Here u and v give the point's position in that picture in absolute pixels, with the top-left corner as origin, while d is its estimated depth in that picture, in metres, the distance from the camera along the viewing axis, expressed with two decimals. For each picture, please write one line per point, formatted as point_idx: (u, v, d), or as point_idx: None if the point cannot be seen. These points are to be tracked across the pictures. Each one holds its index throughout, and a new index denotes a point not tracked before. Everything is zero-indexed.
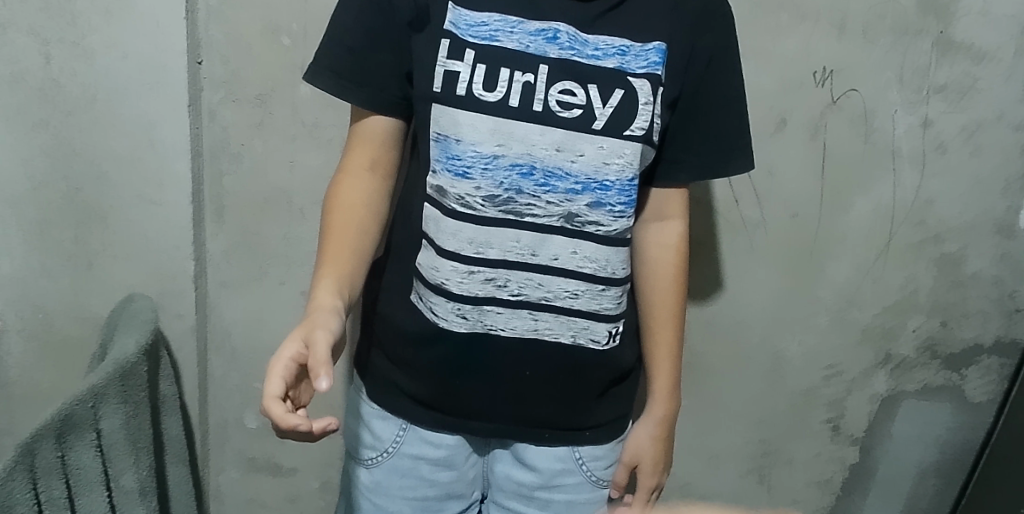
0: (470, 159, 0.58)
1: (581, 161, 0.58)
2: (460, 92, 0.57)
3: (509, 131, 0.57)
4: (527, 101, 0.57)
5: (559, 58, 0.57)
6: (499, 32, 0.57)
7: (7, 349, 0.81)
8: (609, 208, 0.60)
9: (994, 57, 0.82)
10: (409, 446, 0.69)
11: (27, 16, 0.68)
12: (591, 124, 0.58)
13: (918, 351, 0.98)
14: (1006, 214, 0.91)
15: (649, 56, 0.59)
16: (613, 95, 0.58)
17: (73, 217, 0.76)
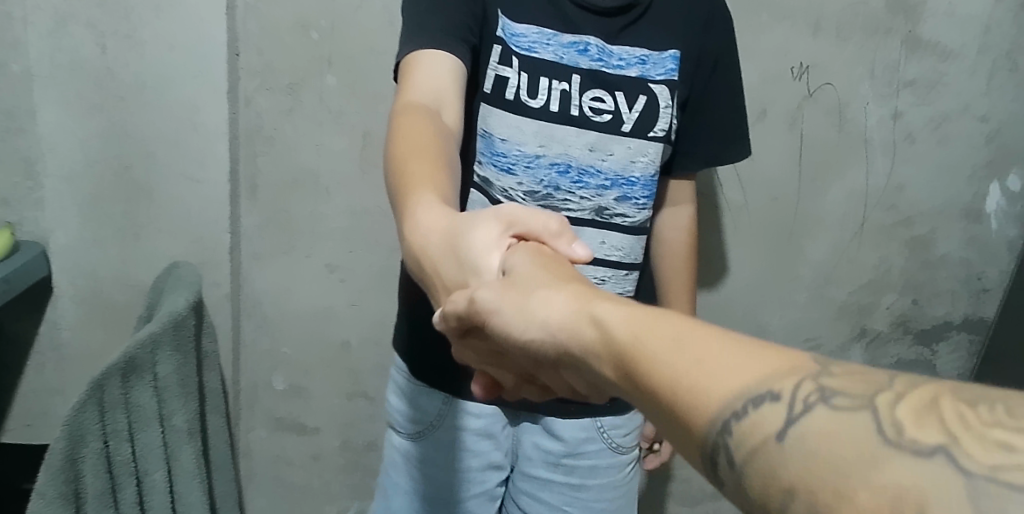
0: (514, 156, 0.64)
1: (610, 159, 0.65)
2: (508, 97, 0.63)
3: (549, 133, 0.64)
4: (565, 107, 0.64)
5: (590, 68, 0.64)
6: (537, 44, 0.63)
7: (60, 311, 0.90)
8: (634, 201, 0.67)
9: (957, 55, 0.92)
10: (451, 417, 0.74)
11: (86, 11, 0.77)
12: (619, 128, 0.65)
13: (892, 326, 1.06)
14: (973, 199, 1.00)
15: (666, 63, 0.66)
16: (638, 100, 0.65)
17: (123, 193, 0.85)
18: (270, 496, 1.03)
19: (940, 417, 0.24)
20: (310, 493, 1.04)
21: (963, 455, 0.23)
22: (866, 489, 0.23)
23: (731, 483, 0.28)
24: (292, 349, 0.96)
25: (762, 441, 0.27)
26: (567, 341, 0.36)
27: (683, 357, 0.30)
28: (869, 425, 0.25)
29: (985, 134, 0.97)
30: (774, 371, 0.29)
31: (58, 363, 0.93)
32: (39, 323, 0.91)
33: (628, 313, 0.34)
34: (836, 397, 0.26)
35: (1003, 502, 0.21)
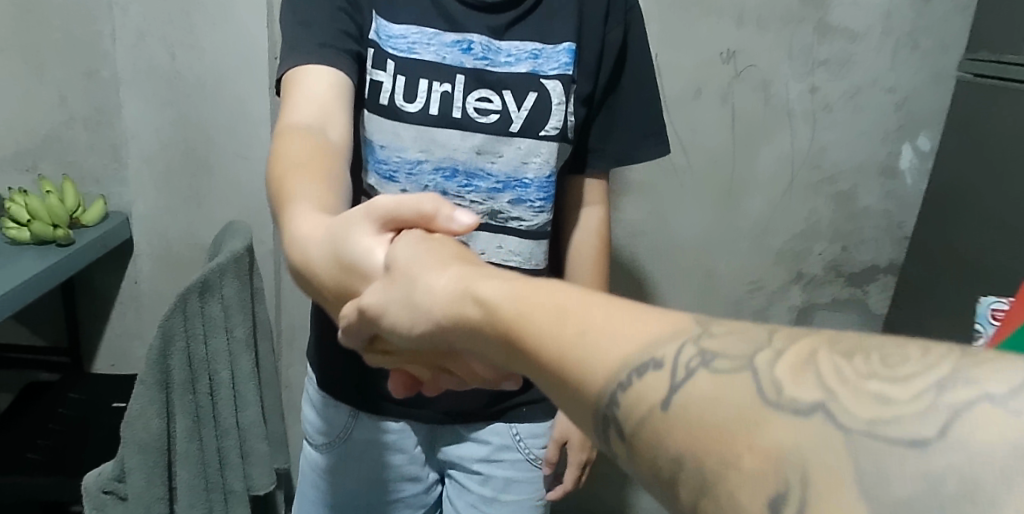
0: (396, 163, 0.67)
1: (499, 162, 0.67)
2: (384, 101, 0.66)
3: (431, 138, 0.66)
4: (446, 109, 0.66)
5: (474, 68, 0.66)
6: (417, 44, 0.66)
7: (140, 268, 1.13)
8: (530, 204, 0.69)
9: (864, 36, 1.11)
10: (360, 431, 0.76)
11: (162, 28, 1.02)
12: (508, 128, 0.67)
13: (825, 270, 1.25)
14: (888, 158, 1.18)
15: (560, 57, 0.67)
16: (528, 97, 0.67)
17: (187, 169, 1.07)
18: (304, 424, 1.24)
19: (816, 371, 0.24)
20: None
21: (840, 407, 0.23)
22: (749, 454, 0.23)
23: (626, 451, 0.28)
24: None
25: (649, 411, 0.26)
26: (459, 327, 0.35)
27: (569, 334, 0.29)
28: (750, 387, 0.24)
29: (895, 102, 1.15)
30: (655, 336, 0.28)
31: (135, 309, 1.16)
32: (124, 275, 1.14)
33: (516, 293, 0.32)
34: (715, 361, 0.26)
35: (880, 454, 0.21)
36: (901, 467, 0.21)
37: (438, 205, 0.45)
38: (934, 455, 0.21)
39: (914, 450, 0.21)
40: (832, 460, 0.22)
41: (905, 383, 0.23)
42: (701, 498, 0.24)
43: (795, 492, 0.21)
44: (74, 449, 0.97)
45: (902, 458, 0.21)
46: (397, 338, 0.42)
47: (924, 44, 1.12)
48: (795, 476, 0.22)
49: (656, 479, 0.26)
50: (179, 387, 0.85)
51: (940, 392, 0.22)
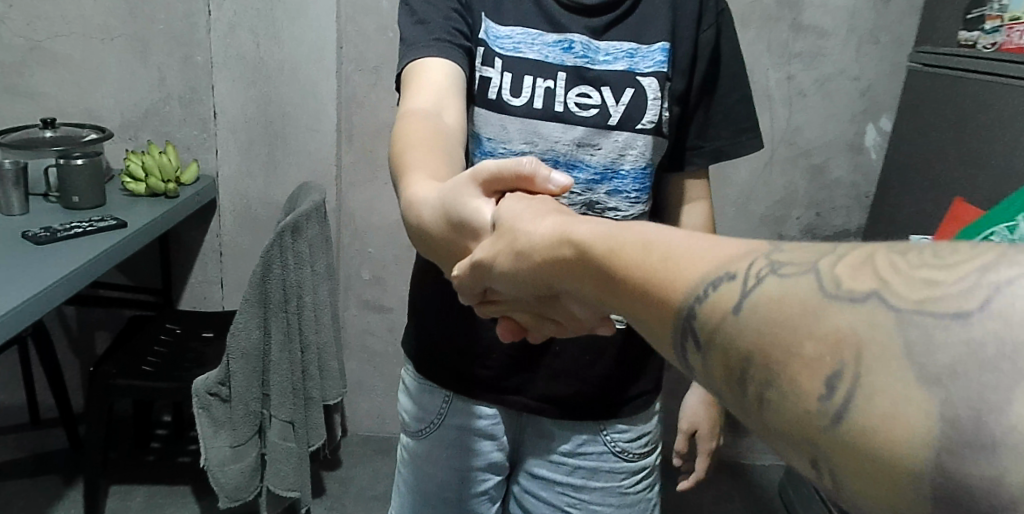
0: (501, 154, 0.64)
1: (597, 154, 0.63)
2: (491, 96, 0.63)
3: (535, 130, 0.63)
4: (549, 104, 0.62)
5: (574, 65, 0.62)
6: (521, 43, 0.63)
7: (223, 224, 1.34)
8: (625, 194, 0.65)
9: (833, 33, 1.32)
10: (454, 417, 0.69)
11: (247, 20, 1.22)
12: (605, 122, 0.63)
13: (803, 233, 1.46)
14: (855, 137, 1.39)
15: (655, 56, 0.63)
16: (624, 93, 0.62)
17: (266, 139, 1.29)
18: (360, 360, 1.45)
19: (874, 267, 0.22)
20: (385, 360, 1.44)
21: (893, 293, 0.21)
22: (809, 340, 0.22)
23: (702, 359, 0.27)
24: (375, 248, 1.36)
25: (720, 320, 0.25)
26: (557, 268, 0.35)
27: (652, 261, 0.29)
28: (809, 286, 0.23)
29: (861, 89, 1.36)
30: (732, 254, 0.27)
31: (218, 258, 1.37)
32: (211, 227, 1.35)
33: (602, 226, 0.32)
34: (782, 268, 0.24)
35: (926, 328, 0.20)
36: (943, 339, 0.19)
37: (535, 164, 0.45)
38: (977, 325, 0.19)
39: (955, 324, 0.19)
40: (886, 341, 0.20)
41: (950, 268, 0.21)
42: (765, 388, 0.23)
43: (848, 369, 0.20)
44: (179, 363, 1.19)
45: (945, 328, 0.19)
46: (507, 285, 0.42)
47: (885, 41, 1.33)
48: (850, 356, 0.21)
49: (726, 383, 0.25)
50: (272, 308, 1.07)
51: (985, 273, 0.20)
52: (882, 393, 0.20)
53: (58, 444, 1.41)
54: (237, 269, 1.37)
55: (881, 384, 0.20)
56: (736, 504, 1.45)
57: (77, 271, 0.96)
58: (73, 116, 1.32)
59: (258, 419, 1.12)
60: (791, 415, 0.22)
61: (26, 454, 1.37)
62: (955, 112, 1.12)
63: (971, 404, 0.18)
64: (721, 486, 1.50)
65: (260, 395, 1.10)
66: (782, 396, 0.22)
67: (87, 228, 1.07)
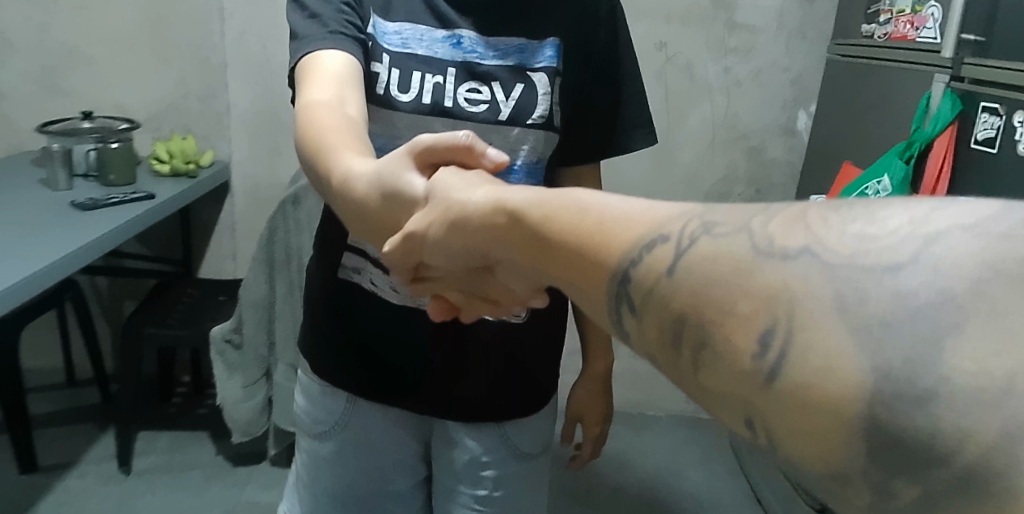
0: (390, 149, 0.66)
1: (489, 149, 0.67)
2: (379, 92, 0.65)
3: (424, 126, 0.66)
4: (438, 98, 0.65)
5: (463, 61, 0.66)
6: (410, 40, 0.65)
7: (236, 203, 1.54)
8: (517, 185, 0.68)
9: (765, 30, 1.50)
10: (357, 418, 0.69)
11: (254, 25, 1.41)
12: (496, 118, 0.66)
13: (745, 207, 1.64)
14: (787, 120, 1.57)
15: (544, 51, 0.67)
16: (515, 88, 0.66)
17: (271, 127, 1.48)
18: None
19: (806, 223, 0.21)
20: None
21: (825, 247, 0.20)
22: (743, 297, 0.21)
23: (640, 326, 0.25)
24: None
25: (657, 281, 0.24)
26: (492, 240, 0.32)
27: (589, 225, 0.27)
28: (743, 246, 0.22)
29: (791, 79, 1.54)
30: (667, 216, 0.26)
31: (230, 234, 1.57)
32: (224, 207, 1.54)
33: (539, 194, 0.30)
34: (717, 229, 0.23)
35: (854, 279, 0.19)
36: (873, 289, 0.18)
37: (473, 139, 0.41)
38: (909, 274, 0.18)
39: (885, 275, 0.19)
40: (816, 295, 0.19)
41: (882, 223, 0.20)
42: (699, 347, 0.22)
43: (781, 323, 0.19)
44: (205, 314, 1.40)
45: (875, 281, 0.19)
46: (441, 261, 0.39)
47: (811, 36, 1.51)
48: (783, 311, 0.20)
49: (660, 343, 0.24)
50: (276, 266, 1.25)
51: (914, 225, 0.19)
52: (812, 344, 0.19)
53: (91, 399, 1.56)
54: (248, 241, 1.57)
55: (811, 336, 0.19)
56: (693, 449, 1.63)
57: (118, 229, 1.18)
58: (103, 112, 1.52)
59: (266, 363, 1.30)
60: (727, 375, 0.21)
61: (64, 407, 1.52)
62: (856, 97, 1.29)
63: (904, 351, 0.17)
64: (678, 435, 1.69)
65: (268, 343, 1.29)
66: (715, 355, 0.21)
67: (123, 199, 1.28)
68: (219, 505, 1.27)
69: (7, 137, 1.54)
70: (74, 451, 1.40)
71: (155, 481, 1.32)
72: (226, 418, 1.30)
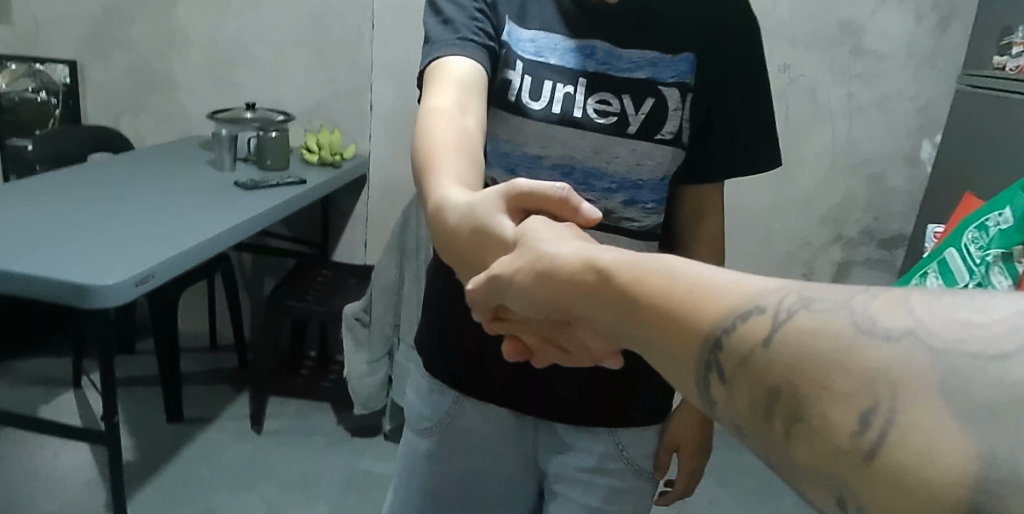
0: (515, 157, 0.60)
1: (616, 163, 0.59)
2: (509, 98, 0.59)
3: (550, 136, 0.59)
4: (567, 109, 0.58)
5: (595, 72, 0.58)
6: (544, 49, 0.59)
7: (371, 196, 1.69)
8: (643, 206, 0.60)
9: (893, 57, 1.44)
10: (463, 417, 0.62)
11: (400, 36, 1.56)
12: (624, 132, 0.58)
13: (861, 234, 1.57)
14: (911, 149, 1.49)
15: (680, 65, 0.58)
16: (646, 103, 0.58)
17: (406, 128, 1.62)
18: None
19: (908, 305, 0.21)
20: None
21: (927, 331, 0.20)
22: (841, 374, 0.20)
23: (727, 394, 0.24)
24: None
25: (750, 352, 0.23)
26: (575, 291, 0.32)
27: (680, 290, 0.26)
28: (844, 323, 0.21)
29: (918, 107, 1.47)
30: (760, 289, 0.25)
31: (364, 223, 1.73)
32: (361, 198, 1.71)
33: (626, 253, 0.30)
34: (815, 306, 0.22)
35: (967, 370, 0.18)
36: (979, 376, 0.18)
37: (568, 192, 0.41)
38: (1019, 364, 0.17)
39: (991, 363, 0.18)
40: (922, 384, 0.18)
41: (985, 312, 0.19)
42: (793, 421, 0.21)
43: (883, 402, 0.19)
44: (343, 290, 1.56)
45: (977, 365, 0.18)
46: (521, 306, 0.37)
47: (942, 64, 1.44)
48: (884, 392, 0.19)
49: (751, 416, 0.23)
50: (407, 256, 1.37)
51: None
52: (917, 427, 0.18)
53: (228, 363, 1.73)
54: (378, 231, 1.72)
55: (919, 418, 0.18)
56: None
57: (278, 207, 1.36)
58: (263, 103, 1.72)
59: (389, 343, 1.40)
60: (827, 459, 0.20)
61: (205, 369, 1.69)
62: (990, 131, 1.24)
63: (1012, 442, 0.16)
64: None
65: (393, 324, 1.40)
66: (809, 431, 0.20)
67: (279, 182, 1.46)
68: (338, 467, 1.38)
69: (181, 124, 1.78)
70: (213, 407, 1.53)
71: (286, 438, 1.45)
72: (351, 391, 1.41)
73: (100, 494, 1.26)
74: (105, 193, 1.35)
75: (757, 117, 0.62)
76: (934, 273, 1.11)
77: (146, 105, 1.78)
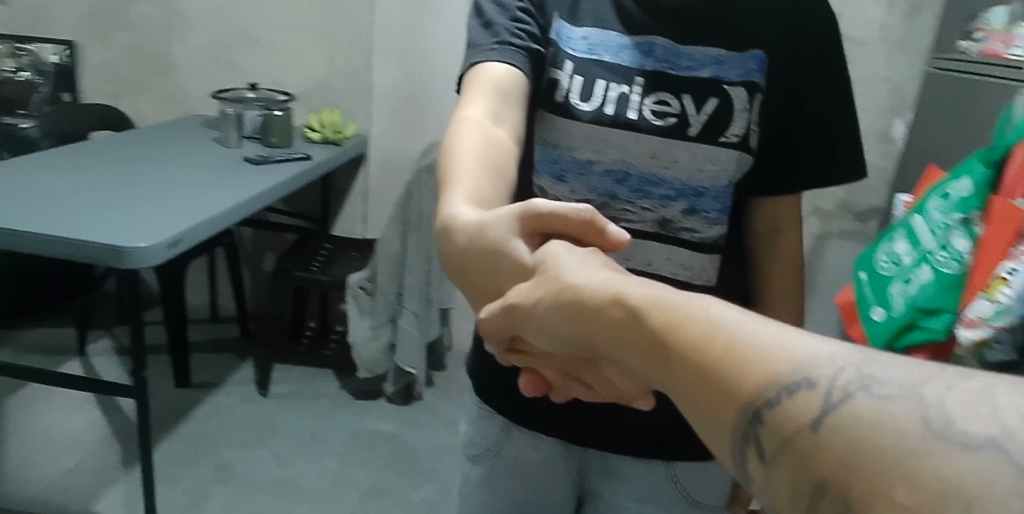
0: (566, 163, 0.55)
1: (674, 168, 0.53)
2: (558, 99, 0.54)
3: (602, 139, 0.53)
4: (621, 111, 0.53)
5: (655, 71, 0.53)
6: (598, 46, 0.54)
7: (370, 174, 1.75)
8: (704, 214, 0.54)
9: (867, 42, 1.54)
10: (513, 447, 0.59)
11: (399, 18, 1.61)
12: (685, 135, 0.53)
13: (836, 208, 1.65)
14: (884, 128, 1.58)
15: (746, 64, 0.53)
16: (708, 102, 0.52)
17: (405, 107, 1.67)
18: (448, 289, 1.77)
19: (990, 407, 0.18)
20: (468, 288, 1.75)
21: (1017, 443, 0.17)
22: (903, 481, 0.17)
23: (764, 473, 0.21)
24: None
25: (795, 431, 0.20)
26: (599, 333, 0.29)
27: (719, 344, 0.23)
28: (915, 420, 0.18)
29: (891, 89, 1.56)
30: (813, 357, 0.22)
31: (362, 199, 1.79)
32: (360, 175, 1.76)
33: (660, 290, 0.27)
34: (877, 386, 0.20)
35: None
36: None
37: (590, 213, 0.39)
38: None
39: None
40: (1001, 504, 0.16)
41: None
42: None
43: None
44: (347, 260, 1.62)
45: None
46: (538, 340, 0.35)
47: (913, 48, 1.53)
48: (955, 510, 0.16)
49: (791, 503, 0.20)
50: (409, 228, 1.43)
51: None
52: None
53: (230, 332, 1.79)
54: (377, 208, 1.78)
55: None
56: None
57: (290, 180, 1.43)
58: (263, 83, 1.76)
59: (392, 310, 1.47)
60: None
61: (208, 338, 1.75)
62: (955, 109, 1.34)
63: None
64: None
65: (397, 293, 1.47)
66: None
67: (285, 157, 1.52)
68: (343, 427, 1.45)
69: (181, 102, 1.82)
70: (219, 372, 1.60)
71: (291, 402, 1.51)
72: (355, 355, 1.48)
73: (116, 451, 1.32)
74: (114, 168, 1.39)
75: (833, 123, 0.56)
76: (902, 238, 1.16)
77: (146, 85, 1.81)
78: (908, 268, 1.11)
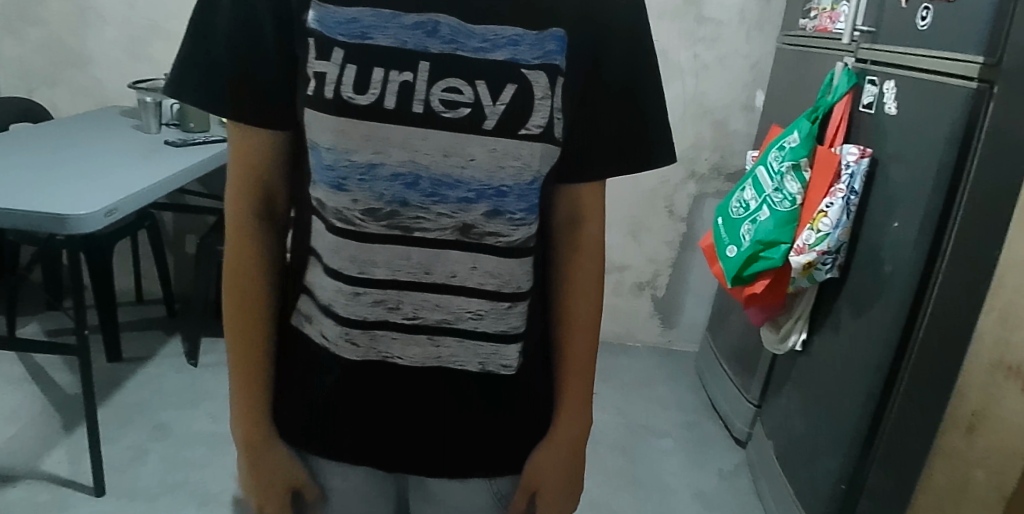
0: (342, 167, 0.43)
1: (471, 166, 0.43)
2: (327, 95, 0.41)
3: (386, 134, 0.42)
4: (405, 104, 0.42)
5: (441, 54, 0.42)
6: (372, 28, 0.42)
7: None
8: (509, 216, 0.44)
9: (728, 25, 1.75)
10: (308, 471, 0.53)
11: None
12: (478, 127, 0.42)
13: (710, 170, 1.88)
14: (747, 98, 1.81)
15: (546, 45, 0.43)
16: (504, 90, 0.43)
17: None
18: None
19: None
20: None
21: None
22: None
23: None
24: None
25: None
26: None
27: None
28: None
29: (750, 65, 1.78)
30: None
31: None
32: None
33: None
34: None
35: None
36: None
37: None
38: None
39: None
40: None
41: None
42: None
43: None
44: None
45: None
46: None
47: (767, 29, 1.75)
48: None
49: None
50: None
51: None
52: None
53: (156, 312, 1.86)
54: None
55: None
56: (662, 370, 1.96)
57: (215, 156, 1.53)
58: None
59: None
60: None
61: (136, 319, 1.82)
62: (796, 79, 1.55)
63: None
64: (650, 360, 2.00)
65: None
66: None
67: (205, 140, 1.61)
68: None
69: (98, 95, 1.88)
70: (148, 348, 1.68)
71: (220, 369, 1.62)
72: None
73: (53, 421, 1.40)
74: (33, 150, 1.45)
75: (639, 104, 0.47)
76: (749, 186, 1.39)
77: (62, 79, 1.86)
78: (754, 211, 1.35)
